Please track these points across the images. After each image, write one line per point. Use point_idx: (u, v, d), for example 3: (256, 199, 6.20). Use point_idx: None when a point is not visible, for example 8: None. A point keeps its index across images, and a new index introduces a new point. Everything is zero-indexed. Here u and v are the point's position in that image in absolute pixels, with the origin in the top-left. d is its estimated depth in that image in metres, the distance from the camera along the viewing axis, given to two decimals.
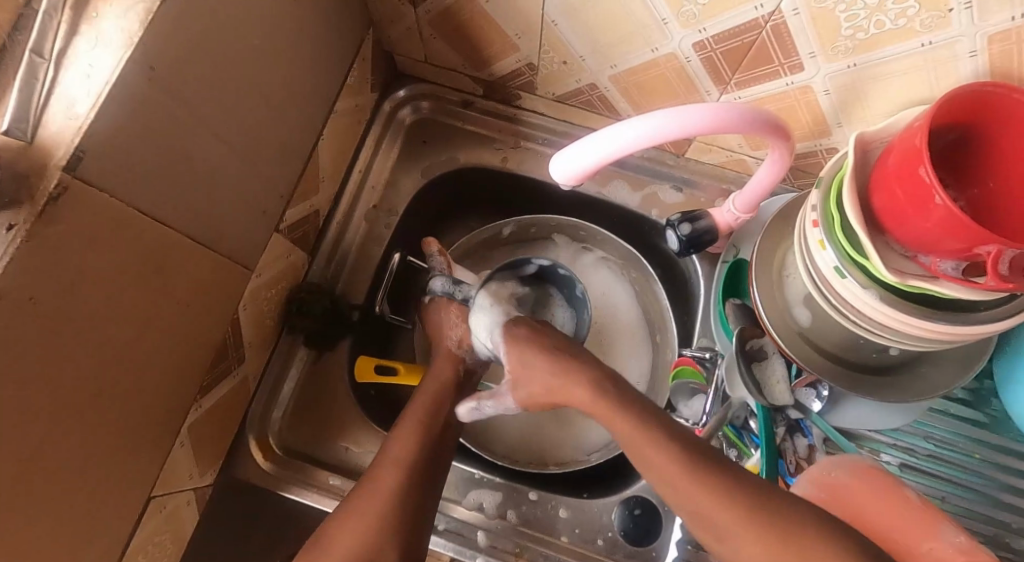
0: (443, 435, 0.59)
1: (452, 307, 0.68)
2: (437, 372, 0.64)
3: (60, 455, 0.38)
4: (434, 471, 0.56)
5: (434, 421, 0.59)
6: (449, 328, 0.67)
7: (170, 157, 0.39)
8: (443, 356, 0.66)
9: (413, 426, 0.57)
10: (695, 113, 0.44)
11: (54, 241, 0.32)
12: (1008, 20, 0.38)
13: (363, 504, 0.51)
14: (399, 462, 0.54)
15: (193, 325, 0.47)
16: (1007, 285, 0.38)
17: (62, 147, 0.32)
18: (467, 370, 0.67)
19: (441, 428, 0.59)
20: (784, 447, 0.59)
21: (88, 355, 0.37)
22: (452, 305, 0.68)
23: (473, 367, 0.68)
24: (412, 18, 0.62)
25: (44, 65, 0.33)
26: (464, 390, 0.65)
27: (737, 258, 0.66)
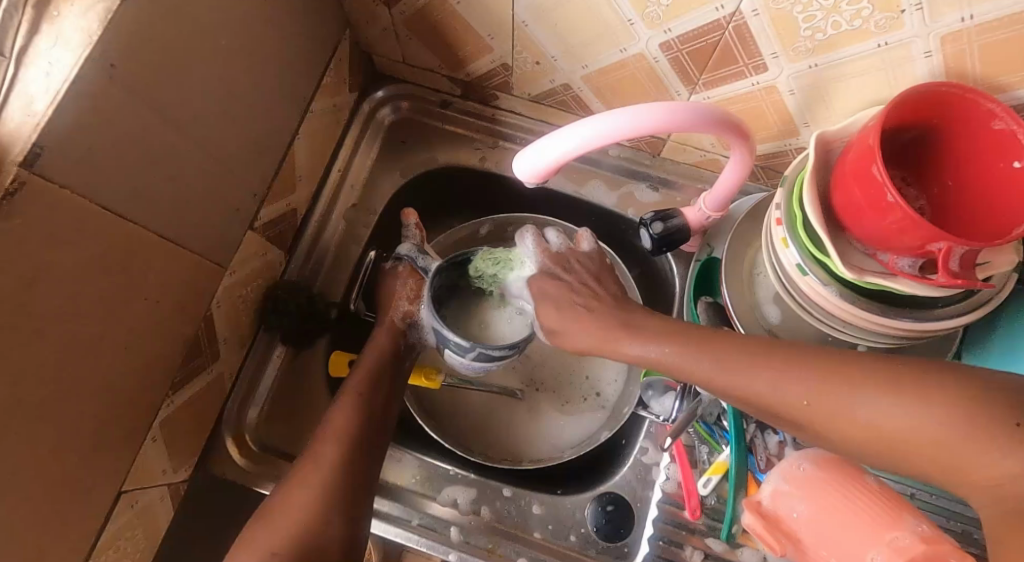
0: (386, 411, 0.60)
1: (407, 274, 0.67)
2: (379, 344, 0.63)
3: (24, 446, 0.38)
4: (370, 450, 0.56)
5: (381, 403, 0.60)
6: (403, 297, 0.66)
7: (135, 155, 0.40)
8: (386, 325, 0.65)
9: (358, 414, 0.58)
10: (656, 110, 0.45)
11: (12, 235, 0.33)
12: (958, 21, 0.39)
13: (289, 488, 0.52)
14: None
15: (163, 321, 0.47)
16: (957, 281, 0.39)
17: (19, 143, 0.33)
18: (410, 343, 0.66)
19: (382, 402, 0.60)
20: (753, 443, 0.60)
21: (49, 349, 0.38)
22: (410, 274, 0.67)
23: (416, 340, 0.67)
24: (388, 19, 0.62)
25: (4, 64, 0.33)
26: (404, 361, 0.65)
27: (710, 257, 0.66)
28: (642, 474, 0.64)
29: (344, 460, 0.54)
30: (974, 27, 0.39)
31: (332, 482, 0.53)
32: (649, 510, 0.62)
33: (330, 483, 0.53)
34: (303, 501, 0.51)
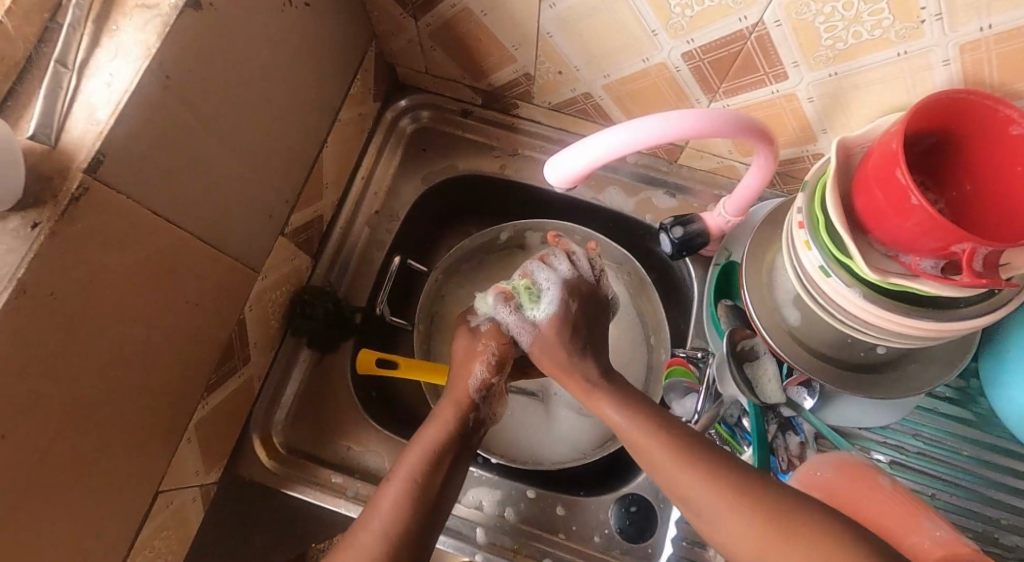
0: (455, 467, 0.53)
1: (489, 334, 0.59)
2: (445, 408, 0.56)
3: (73, 443, 0.39)
4: (457, 463, 0.54)
5: (450, 462, 0.53)
6: (479, 362, 0.57)
7: (182, 162, 0.41)
8: (458, 399, 0.56)
9: (419, 465, 0.51)
10: (685, 117, 0.46)
11: (74, 238, 0.34)
12: (976, 31, 0.40)
13: (389, 487, 0.50)
14: (409, 512, 0.48)
15: (201, 324, 0.48)
16: (981, 280, 0.40)
17: (84, 151, 0.34)
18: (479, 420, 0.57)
19: (454, 459, 0.53)
20: (776, 444, 0.61)
21: (100, 349, 0.39)
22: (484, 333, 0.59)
23: (485, 414, 0.58)
24: (414, 30, 0.64)
25: (68, 75, 0.35)
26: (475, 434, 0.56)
27: (729, 261, 0.68)
28: None
29: (432, 469, 0.51)
30: (991, 37, 0.40)
31: (419, 488, 0.50)
32: (672, 511, 0.62)
33: (422, 489, 0.50)
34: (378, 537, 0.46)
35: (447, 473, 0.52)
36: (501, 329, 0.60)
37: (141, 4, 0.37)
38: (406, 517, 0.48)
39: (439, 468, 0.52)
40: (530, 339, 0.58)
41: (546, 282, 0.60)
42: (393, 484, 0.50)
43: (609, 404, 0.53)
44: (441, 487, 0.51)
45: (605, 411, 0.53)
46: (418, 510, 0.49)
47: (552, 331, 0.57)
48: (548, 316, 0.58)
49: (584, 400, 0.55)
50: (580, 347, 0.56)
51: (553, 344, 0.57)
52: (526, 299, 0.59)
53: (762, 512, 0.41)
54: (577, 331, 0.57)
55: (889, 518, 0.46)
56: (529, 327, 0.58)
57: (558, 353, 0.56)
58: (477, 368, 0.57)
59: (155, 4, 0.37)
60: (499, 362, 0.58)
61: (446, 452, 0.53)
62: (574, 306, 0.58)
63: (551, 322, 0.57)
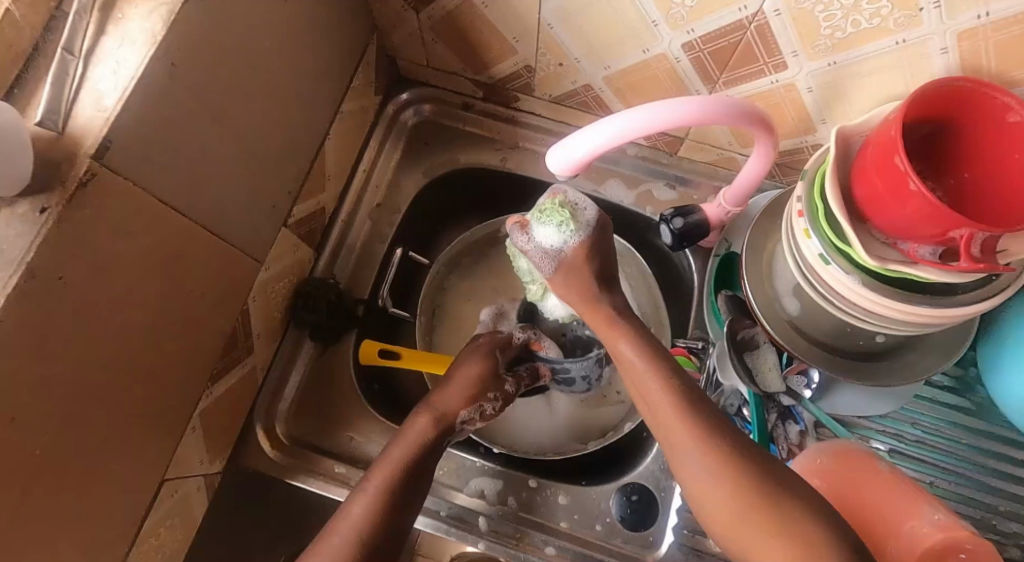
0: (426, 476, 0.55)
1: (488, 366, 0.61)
2: (422, 421, 0.57)
3: (79, 428, 0.39)
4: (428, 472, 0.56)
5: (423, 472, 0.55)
6: (481, 402, 0.59)
7: (187, 151, 0.42)
8: (438, 412, 0.58)
9: (391, 475, 0.53)
10: (686, 106, 0.46)
11: (82, 224, 0.35)
12: (974, 19, 0.40)
13: (361, 496, 0.51)
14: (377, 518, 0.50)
15: (205, 313, 0.49)
16: (979, 265, 0.40)
17: (91, 137, 0.34)
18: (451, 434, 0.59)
19: (425, 469, 0.55)
20: (776, 434, 0.61)
21: (106, 336, 0.39)
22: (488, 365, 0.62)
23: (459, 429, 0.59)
24: (415, 23, 0.64)
25: (75, 62, 0.35)
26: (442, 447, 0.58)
27: (729, 252, 0.68)
28: (666, 465, 0.64)
29: (406, 481, 0.53)
30: (989, 24, 0.40)
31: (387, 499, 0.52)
32: (673, 500, 0.63)
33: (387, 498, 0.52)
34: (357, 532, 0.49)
35: (418, 480, 0.54)
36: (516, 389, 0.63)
37: None
38: (375, 525, 0.50)
39: (409, 479, 0.54)
40: (551, 272, 0.57)
41: (578, 203, 0.57)
42: (367, 495, 0.51)
43: (624, 339, 0.53)
44: (411, 493, 0.54)
45: (620, 348, 0.53)
46: (390, 511, 0.51)
47: (574, 256, 0.56)
48: (579, 241, 0.57)
49: (604, 332, 0.56)
50: (601, 279, 0.57)
51: (580, 271, 0.56)
52: (558, 217, 0.56)
53: (763, 492, 0.42)
54: (608, 272, 0.58)
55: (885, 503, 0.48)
56: (556, 254, 0.57)
57: (583, 279, 0.56)
58: (479, 406, 0.59)
59: None
60: (491, 415, 0.61)
61: (419, 461, 0.55)
62: (606, 227, 0.58)
63: (574, 254, 0.56)
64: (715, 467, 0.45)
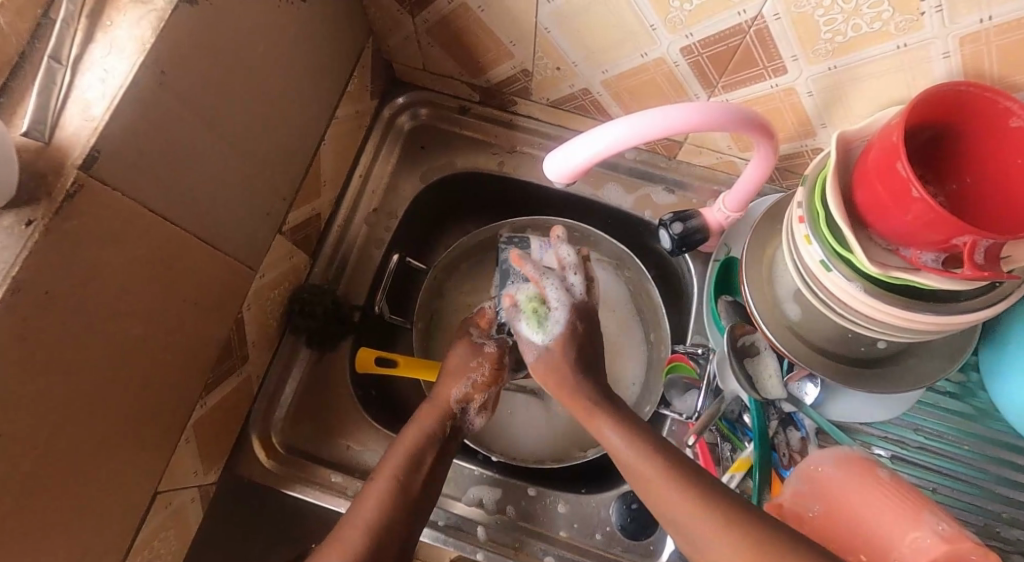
0: (436, 469, 0.56)
1: (486, 357, 0.62)
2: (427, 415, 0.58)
3: (69, 442, 0.39)
4: (439, 461, 0.57)
5: (433, 461, 0.55)
6: (466, 378, 0.61)
7: (178, 160, 0.41)
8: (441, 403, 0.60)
9: (402, 464, 0.53)
10: (686, 113, 0.46)
11: (69, 236, 0.34)
12: (976, 23, 0.40)
13: (375, 483, 0.52)
14: (390, 507, 0.50)
15: (198, 323, 0.48)
16: (983, 273, 0.40)
17: (78, 148, 0.34)
18: (456, 427, 0.60)
19: (436, 458, 0.56)
20: (777, 440, 0.61)
21: (96, 348, 0.38)
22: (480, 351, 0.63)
23: (463, 425, 0.61)
24: (411, 27, 0.64)
25: (62, 71, 0.35)
26: (451, 440, 0.59)
27: (728, 257, 0.67)
28: None
29: (415, 464, 0.54)
30: (991, 29, 0.40)
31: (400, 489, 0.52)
32: None
33: (405, 490, 0.52)
34: (369, 525, 0.48)
35: (427, 473, 0.54)
36: (500, 351, 0.63)
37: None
38: (391, 510, 0.50)
39: (421, 467, 0.54)
40: (539, 360, 0.59)
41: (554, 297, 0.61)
42: (381, 475, 0.52)
43: (610, 427, 0.52)
44: (422, 488, 0.53)
45: (605, 434, 0.52)
46: (402, 507, 0.51)
47: (575, 327, 0.60)
48: (555, 338, 0.59)
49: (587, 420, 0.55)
50: (581, 368, 0.58)
51: (558, 363, 0.58)
52: (534, 319, 0.60)
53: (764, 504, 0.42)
54: (589, 360, 0.59)
55: (887, 512, 0.47)
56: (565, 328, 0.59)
57: (562, 372, 0.57)
58: (463, 385, 0.61)
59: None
60: (485, 383, 0.62)
61: (427, 452, 0.55)
62: (580, 309, 0.61)
63: (563, 335, 0.59)
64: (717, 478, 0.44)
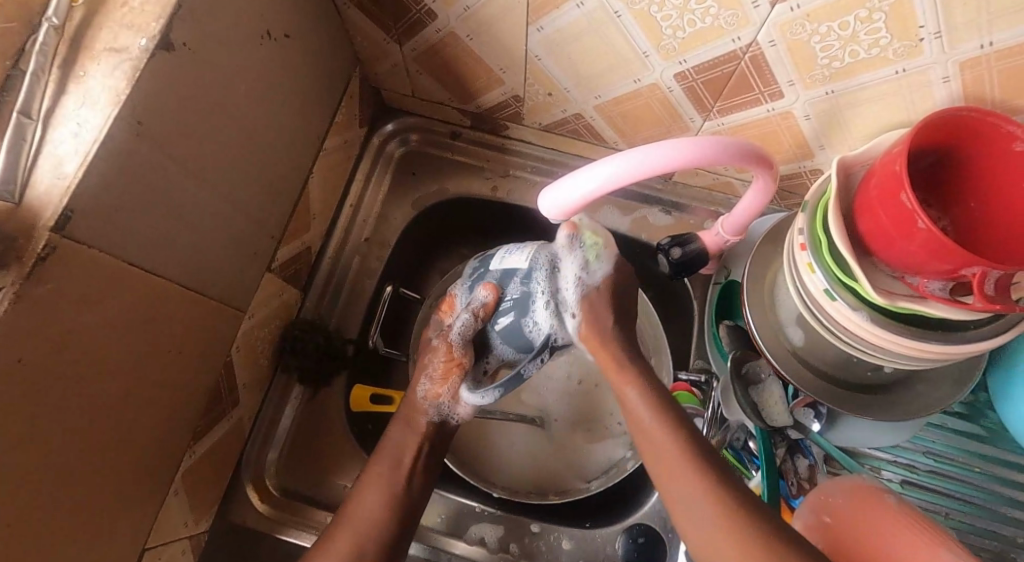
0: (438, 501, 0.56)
1: (440, 353, 0.59)
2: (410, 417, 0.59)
3: (51, 509, 0.37)
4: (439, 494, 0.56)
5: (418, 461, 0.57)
6: (425, 375, 0.59)
7: (156, 211, 0.39)
8: (412, 400, 0.60)
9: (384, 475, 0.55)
10: (686, 145, 0.45)
11: (40, 302, 0.32)
12: (976, 48, 0.39)
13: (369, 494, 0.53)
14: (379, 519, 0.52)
15: (185, 371, 0.46)
16: (994, 305, 0.39)
17: (51, 208, 0.32)
18: (442, 423, 0.60)
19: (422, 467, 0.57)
20: (784, 468, 0.60)
21: (77, 409, 0.37)
22: (439, 347, 0.59)
23: (447, 414, 0.60)
24: (398, 55, 0.63)
25: (32, 126, 0.33)
26: (439, 437, 0.59)
27: (729, 279, 0.66)
28: None
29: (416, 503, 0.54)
30: (992, 54, 0.38)
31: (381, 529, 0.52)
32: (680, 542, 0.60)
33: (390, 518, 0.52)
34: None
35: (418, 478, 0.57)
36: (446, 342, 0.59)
37: (108, 47, 0.35)
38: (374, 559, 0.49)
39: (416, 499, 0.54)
40: (582, 320, 0.56)
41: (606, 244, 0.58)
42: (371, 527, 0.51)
43: (632, 386, 0.53)
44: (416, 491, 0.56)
45: (628, 393, 0.53)
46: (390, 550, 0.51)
47: (596, 299, 0.56)
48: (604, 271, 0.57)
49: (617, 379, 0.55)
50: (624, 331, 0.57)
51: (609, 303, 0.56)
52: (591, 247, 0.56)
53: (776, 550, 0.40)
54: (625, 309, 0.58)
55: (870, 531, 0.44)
56: (589, 287, 0.56)
57: (603, 318, 0.56)
58: (425, 383, 0.59)
59: (123, 47, 0.35)
60: (440, 375, 0.58)
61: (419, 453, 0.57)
62: (626, 267, 0.59)
63: (583, 323, 0.56)
64: (723, 522, 0.43)
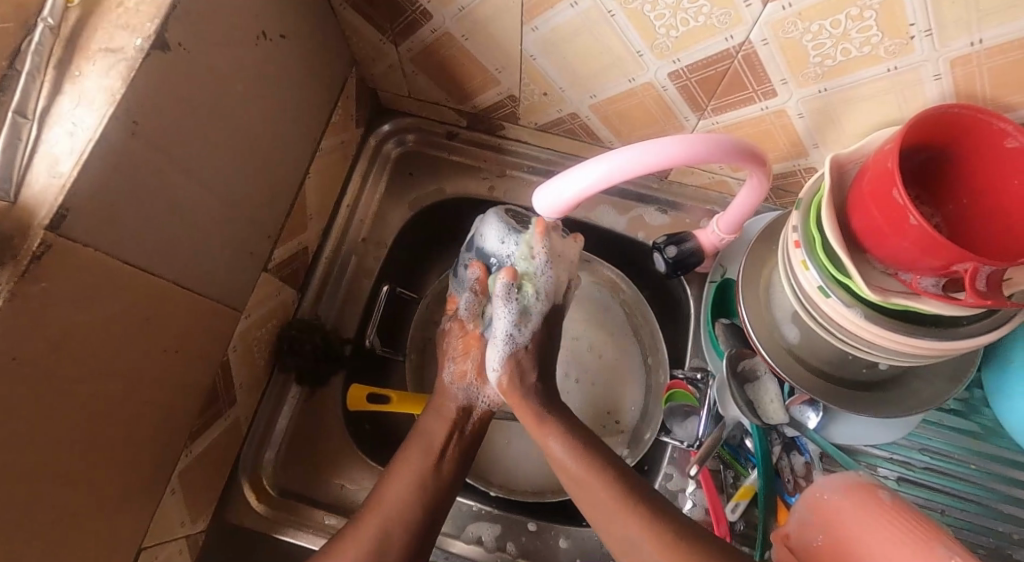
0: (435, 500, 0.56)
1: (465, 339, 0.61)
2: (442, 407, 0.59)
3: (46, 508, 0.37)
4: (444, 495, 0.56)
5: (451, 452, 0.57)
6: (450, 360, 0.61)
7: (151, 210, 0.39)
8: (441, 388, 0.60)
9: (416, 467, 0.55)
10: (679, 143, 0.45)
11: (35, 299, 0.32)
12: (967, 46, 0.39)
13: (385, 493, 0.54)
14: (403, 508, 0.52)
15: (181, 370, 0.46)
16: (986, 301, 0.39)
17: (45, 207, 0.33)
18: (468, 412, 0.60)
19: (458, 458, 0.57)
20: (780, 465, 0.59)
21: (72, 408, 0.37)
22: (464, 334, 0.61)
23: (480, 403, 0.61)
24: (395, 56, 0.63)
25: (28, 125, 0.33)
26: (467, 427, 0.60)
27: (724, 278, 0.67)
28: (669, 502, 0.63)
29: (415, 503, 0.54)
30: (982, 51, 0.39)
31: (378, 528, 0.52)
32: None
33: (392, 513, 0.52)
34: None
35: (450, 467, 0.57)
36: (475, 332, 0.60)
37: (104, 47, 0.35)
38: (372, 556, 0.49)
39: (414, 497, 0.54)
40: (503, 376, 0.59)
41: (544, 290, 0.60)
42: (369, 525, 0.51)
43: (555, 437, 0.55)
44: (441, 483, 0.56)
45: (552, 448, 0.55)
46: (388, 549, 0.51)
47: (523, 360, 0.59)
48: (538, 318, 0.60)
49: (534, 429, 0.57)
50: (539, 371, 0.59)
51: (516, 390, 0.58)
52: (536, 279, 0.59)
53: None
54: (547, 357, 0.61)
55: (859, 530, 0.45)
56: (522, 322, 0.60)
57: (519, 380, 0.58)
58: (448, 368, 0.61)
59: (119, 47, 0.35)
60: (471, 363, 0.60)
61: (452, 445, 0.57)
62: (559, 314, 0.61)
63: (505, 378, 0.58)
64: None
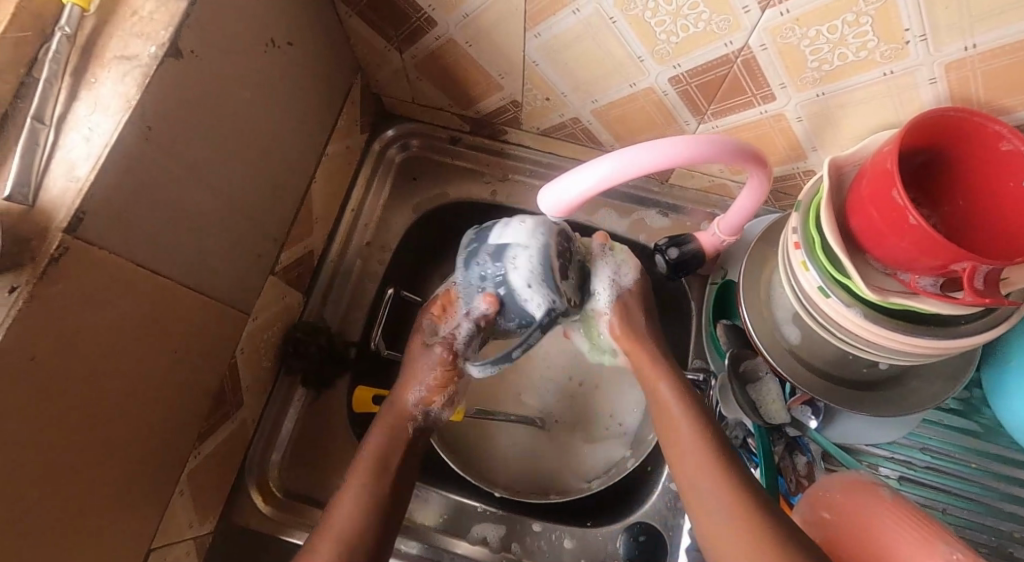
0: None
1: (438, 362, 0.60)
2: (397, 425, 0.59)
3: (59, 507, 0.38)
4: None
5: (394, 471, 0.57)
6: (420, 382, 0.60)
7: (162, 214, 0.40)
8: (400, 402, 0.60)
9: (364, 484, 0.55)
10: (682, 144, 0.45)
11: (53, 301, 0.33)
12: (960, 50, 0.40)
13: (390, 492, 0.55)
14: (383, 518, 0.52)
15: (191, 371, 0.47)
16: (984, 299, 0.39)
17: (63, 210, 0.33)
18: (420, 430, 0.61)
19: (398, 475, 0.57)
20: (783, 464, 0.60)
21: (85, 409, 0.38)
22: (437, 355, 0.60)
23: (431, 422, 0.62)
24: (399, 62, 0.64)
25: (45, 131, 0.34)
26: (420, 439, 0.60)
27: (725, 279, 0.68)
28: (673, 502, 0.63)
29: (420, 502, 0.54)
30: (976, 55, 0.40)
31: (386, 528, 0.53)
32: (681, 538, 0.61)
33: None
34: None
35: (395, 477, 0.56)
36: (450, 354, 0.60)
37: (119, 55, 0.36)
38: None
39: None
40: (615, 319, 0.61)
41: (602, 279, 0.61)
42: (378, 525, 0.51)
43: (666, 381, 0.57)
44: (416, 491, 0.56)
45: (661, 386, 0.58)
46: None
47: (629, 303, 0.62)
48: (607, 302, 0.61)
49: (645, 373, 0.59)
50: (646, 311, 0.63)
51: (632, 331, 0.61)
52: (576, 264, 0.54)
53: None
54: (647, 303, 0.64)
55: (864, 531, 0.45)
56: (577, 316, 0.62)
57: (634, 318, 0.61)
58: (416, 389, 0.60)
59: (134, 55, 0.36)
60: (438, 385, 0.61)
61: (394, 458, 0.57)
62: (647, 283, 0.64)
63: (616, 322, 0.61)
64: None
